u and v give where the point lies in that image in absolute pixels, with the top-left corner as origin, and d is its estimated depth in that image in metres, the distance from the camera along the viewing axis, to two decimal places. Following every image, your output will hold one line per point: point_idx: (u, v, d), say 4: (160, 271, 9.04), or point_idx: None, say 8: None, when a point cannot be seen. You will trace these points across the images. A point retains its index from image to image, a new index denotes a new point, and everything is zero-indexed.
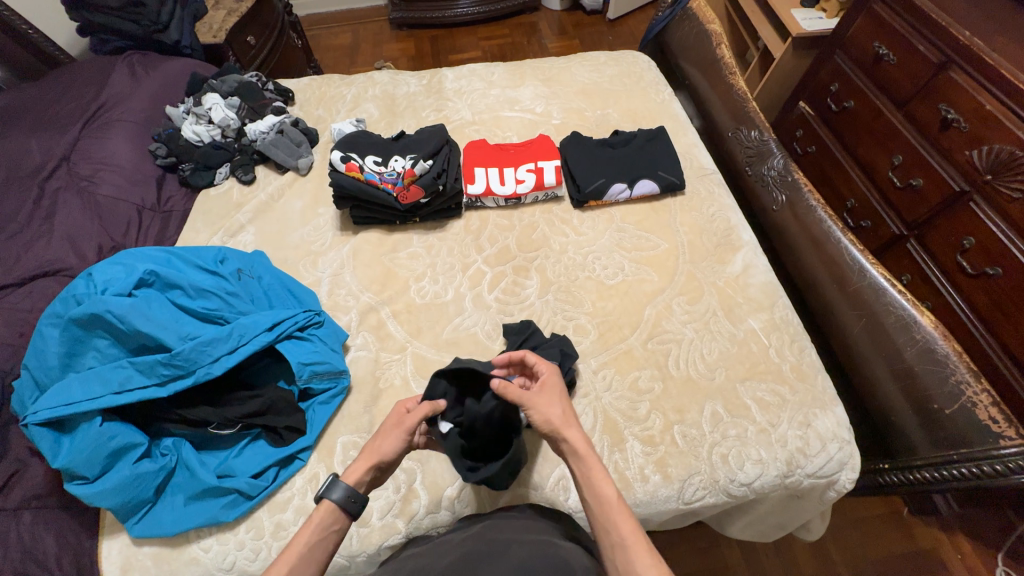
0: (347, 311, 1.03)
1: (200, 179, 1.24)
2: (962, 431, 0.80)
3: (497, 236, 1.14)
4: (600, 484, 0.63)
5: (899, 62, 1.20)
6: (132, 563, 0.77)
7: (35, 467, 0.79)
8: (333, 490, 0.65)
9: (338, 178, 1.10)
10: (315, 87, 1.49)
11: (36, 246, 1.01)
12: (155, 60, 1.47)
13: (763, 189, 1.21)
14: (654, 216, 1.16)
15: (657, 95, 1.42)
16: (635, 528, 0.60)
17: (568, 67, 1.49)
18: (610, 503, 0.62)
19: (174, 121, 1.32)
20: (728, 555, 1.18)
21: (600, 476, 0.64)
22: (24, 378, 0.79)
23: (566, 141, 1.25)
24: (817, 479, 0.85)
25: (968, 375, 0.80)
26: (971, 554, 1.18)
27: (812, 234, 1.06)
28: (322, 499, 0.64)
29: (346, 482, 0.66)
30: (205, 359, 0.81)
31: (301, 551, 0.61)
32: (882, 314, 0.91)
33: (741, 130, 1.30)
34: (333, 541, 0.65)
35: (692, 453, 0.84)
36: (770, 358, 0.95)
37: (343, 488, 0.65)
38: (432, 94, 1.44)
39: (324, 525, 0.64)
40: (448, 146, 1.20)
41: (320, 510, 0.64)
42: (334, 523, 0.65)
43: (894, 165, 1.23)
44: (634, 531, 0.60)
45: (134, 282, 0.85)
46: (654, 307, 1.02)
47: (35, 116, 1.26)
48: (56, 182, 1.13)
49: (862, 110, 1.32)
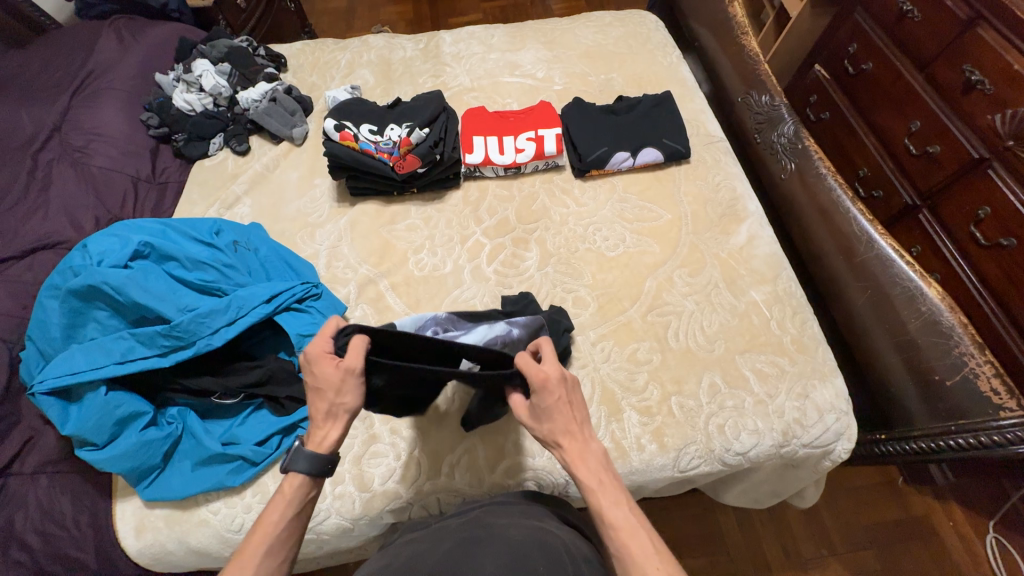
0: (346, 283, 1.03)
1: (194, 150, 1.22)
2: (961, 403, 0.79)
3: (497, 207, 1.12)
4: (594, 497, 0.62)
5: (924, 19, 1.12)
6: (145, 524, 0.80)
7: (48, 434, 0.82)
8: (297, 460, 0.64)
9: (333, 147, 1.07)
10: (308, 52, 1.43)
11: (33, 219, 1.02)
12: (142, 24, 1.42)
13: (772, 156, 1.17)
14: (657, 185, 1.13)
15: (665, 57, 1.36)
16: (636, 536, 0.58)
17: (571, 29, 1.42)
18: (604, 512, 0.61)
19: (165, 89, 1.29)
20: (722, 521, 1.22)
21: (595, 487, 0.62)
22: (30, 348, 0.81)
23: (568, 108, 1.20)
24: (812, 449, 0.86)
25: (972, 347, 0.79)
26: (962, 522, 1.20)
27: (820, 204, 1.03)
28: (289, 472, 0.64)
29: (308, 453, 0.65)
30: (205, 330, 0.82)
31: (270, 528, 0.61)
32: (888, 286, 0.89)
33: (752, 95, 1.24)
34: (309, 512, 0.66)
35: (688, 423, 0.85)
36: (771, 331, 0.94)
37: (307, 457, 0.64)
38: (430, 58, 1.38)
39: (297, 502, 0.64)
40: (445, 114, 1.16)
41: (289, 484, 0.64)
42: (312, 491, 0.66)
43: (911, 132, 1.17)
44: (633, 540, 0.58)
45: (129, 253, 0.84)
46: (655, 278, 1.00)
47: (25, 84, 1.24)
48: (49, 153, 1.12)
49: (880, 73, 1.25)
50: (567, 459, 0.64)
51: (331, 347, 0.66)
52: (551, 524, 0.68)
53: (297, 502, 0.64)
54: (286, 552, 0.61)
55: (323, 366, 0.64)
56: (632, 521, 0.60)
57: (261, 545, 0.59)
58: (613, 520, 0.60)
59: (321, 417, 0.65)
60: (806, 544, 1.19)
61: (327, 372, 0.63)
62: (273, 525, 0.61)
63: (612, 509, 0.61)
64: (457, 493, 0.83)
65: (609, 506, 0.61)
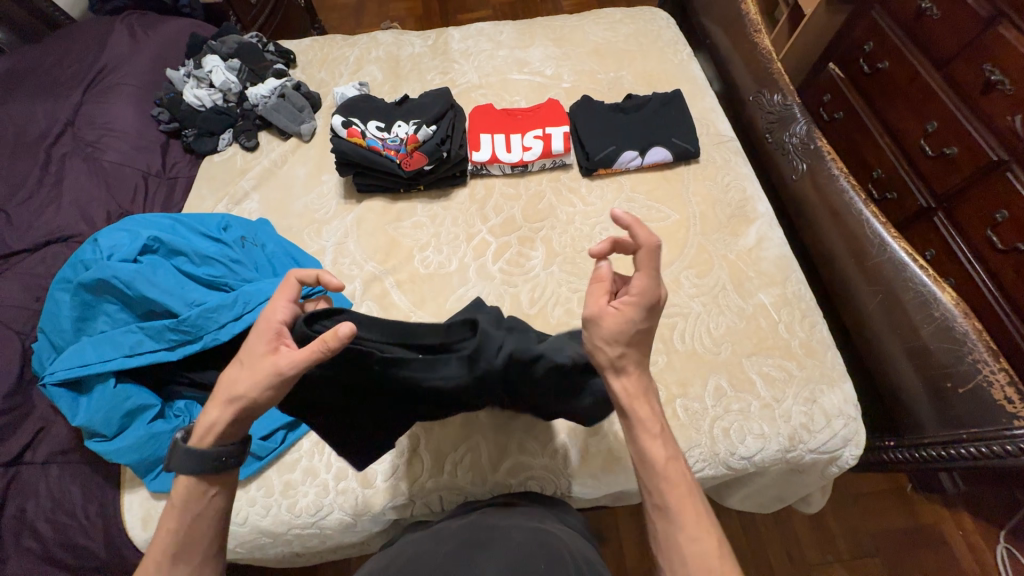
0: (351, 280, 1.03)
1: (203, 146, 1.23)
2: (974, 411, 0.77)
3: (503, 206, 1.12)
4: (652, 448, 0.61)
5: (943, 17, 1.10)
6: (152, 515, 0.81)
7: (59, 425, 0.84)
8: (173, 461, 0.58)
9: (340, 144, 1.08)
10: (317, 48, 1.43)
11: (46, 213, 1.03)
12: (153, 19, 1.43)
13: (783, 156, 1.15)
14: (665, 185, 1.12)
15: (676, 55, 1.34)
16: (688, 500, 0.59)
17: (581, 25, 1.41)
18: (660, 466, 0.60)
19: (175, 85, 1.29)
20: (726, 525, 1.21)
21: (653, 432, 0.61)
22: (41, 341, 0.82)
23: (576, 106, 1.19)
24: (819, 455, 0.85)
25: (986, 354, 0.77)
26: (972, 531, 1.18)
27: (832, 206, 1.01)
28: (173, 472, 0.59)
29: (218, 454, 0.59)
30: (212, 325, 0.83)
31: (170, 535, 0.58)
32: (900, 291, 0.87)
33: (763, 94, 1.22)
34: (221, 502, 0.62)
35: (693, 426, 0.84)
36: (779, 334, 0.92)
37: (184, 458, 0.58)
38: (438, 55, 1.38)
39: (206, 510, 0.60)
40: (452, 111, 1.16)
41: (182, 488, 0.60)
42: (210, 487, 0.60)
43: (927, 133, 1.15)
44: (683, 500, 0.59)
45: (138, 248, 0.86)
46: (662, 280, 0.99)
47: (39, 79, 1.26)
48: (62, 148, 1.13)
49: (896, 72, 1.23)
50: (627, 403, 0.62)
51: (286, 318, 0.62)
52: (552, 527, 0.68)
53: (194, 503, 0.60)
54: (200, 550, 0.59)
55: (258, 339, 0.60)
56: (682, 483, 0.60)
57: (171, 542, 0.58)
58: (667, 475, 0.60)
59: (220, 402, 0.60)
60: (811, 550, 1.18)
61: (258, 348, 0.60)
62: (168, 536, 0.58)
63: (670, 463, 0.60)
64: (459, 491, 0.83)
65: (665, 460, 0.60)
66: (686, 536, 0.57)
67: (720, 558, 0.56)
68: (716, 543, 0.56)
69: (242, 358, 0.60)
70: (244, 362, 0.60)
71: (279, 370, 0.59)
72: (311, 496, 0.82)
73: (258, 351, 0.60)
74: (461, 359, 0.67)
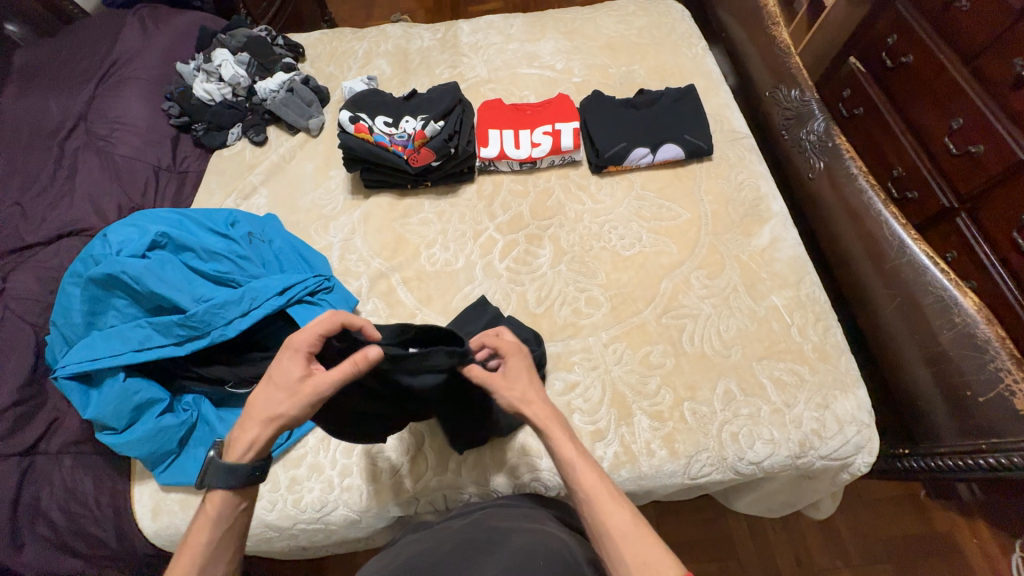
0: (358, 277, 1.03)
1: (214, 140, 1.23)
2: (992, 421, 0.75)
3: (511, 203, 1.10)
4: (562, 450, 0.62)
5: (972, 9, 1.05)
6: (161, 508, 0.82)
7: (72, 416, 0.85)
8: (213, 475, 0.59)
9: (348, 140, 1.07)
10: (326, 42, 1.42)
11: (60, 206, 1.05)
12: (164, 13, 1.43)
13: (799, 154, 1.12)
14: (677, 183, 1.10)
15: (690, 49, 1.30)
16: (598, 482, 0.58)
17: (593, 18, 1.38)
18: (569, 461, 0.61)
19: (185, 79, 1.30)
20: (733, 527, 1.20)
21: (562, 440, 0.62)
22: (55, 333, 0.84)
23: (587, 101, 1.17)
24: (830, 462, 0.83)
25: (1009, 362, 0.74)
26: (988, 539, 1.16)
27: (850, 205, 0.98)
28: (207, 487, 0.59)
29: (229, 462, 0.60)
30: (219, 321, 0.83)
31: (200, 548, 0.57)
32: (920, 294, 0.85)
33: (780, 89, 1.19)
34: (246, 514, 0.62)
35: (700, 430, 0.83)
36: (792, 337, 0.90)
37: (223, 471, 0.59)
38: (447, 49, 1.36)
39: (225, 512, 0.60)
40: (460, 106, 1.15)
41: (213, 499, 0.60)
42: (239, 499, 0.61)
43: (952, 129, 1.11)
44: (595, 482, 0.58)
45: (147, 244, 0.86)
46: (671, 280, 0.98)
47: (53, 73, 1.27)
48: (75, 142, 1.15)
49: (920, 66, 1.18)
50: (537, 420, 0.65)
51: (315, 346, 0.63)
52: (554, 530, 0.66)
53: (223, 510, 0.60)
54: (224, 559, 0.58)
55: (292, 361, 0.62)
56: (594, 469, 0.60)
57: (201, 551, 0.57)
58: (580, 469, 0.60)
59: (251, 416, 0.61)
60: (820, 555, 1.16)
61: (295, 376, 0.61)
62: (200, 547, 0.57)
63: (580, 460, 0.60)
64: (463, 490, 0.83)
65: (577, 457, 0.61)
66: (602, 515, 0.55)
67: (637, 526, 0.54)
68: (631, 516, 0.55)
69: (275, 380, 0.61)
70: (282, 384, 0.61)
71: (305, 389, 0.60)
72: (316, 491, 0.82)
73: (287, 368, 0.61)
74: (450, 351, 0.65)
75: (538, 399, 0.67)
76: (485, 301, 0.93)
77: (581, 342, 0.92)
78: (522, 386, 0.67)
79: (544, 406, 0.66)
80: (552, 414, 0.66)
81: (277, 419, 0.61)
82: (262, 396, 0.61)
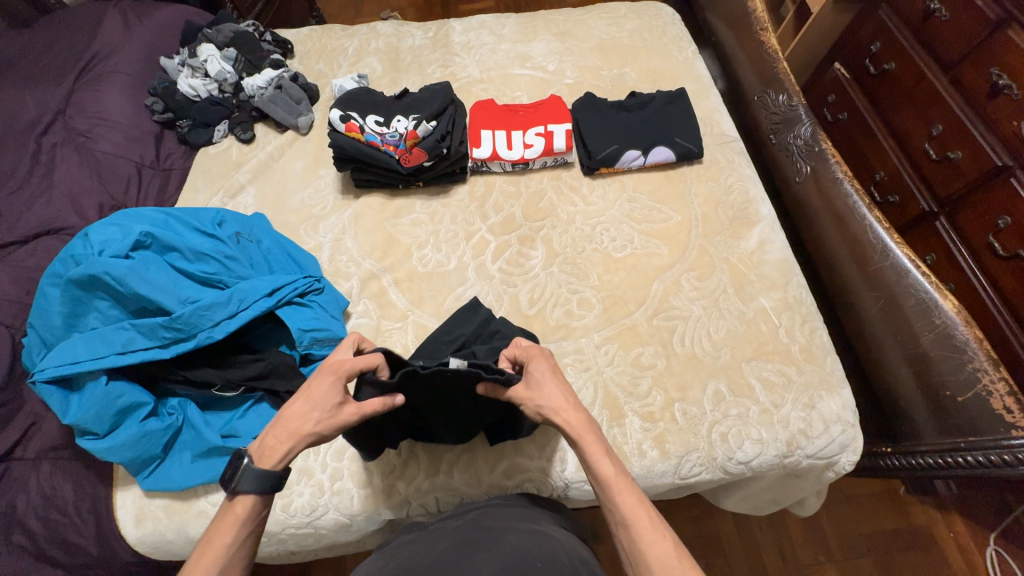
0: (349, 277, 1.02)
1: (199, 137, 1.20)
2: (971, 419, 0.77)
3: (503, 204, 1.10)
4: (600, 467, 0.64)
5: (952, 19, 1.08)
6: (145, 513, 0.80)
7: (51, 421, 0.83)
8: (243, 480, 0.60)
9: (338, 139, 1.05)
10: (315, 38, 1.40)
11: (37, 205, 1.02)
12: (147, 5, 1.39)
13: (787, 158, 1.14)
14: (667, 185, 1.11)
15: (680, 52, 1.32)
16: (640, 507, 0.60)
17: (585, 20, 1.38)
18: (612, 483, 0.62)
19: (170, 74, 1.26)
20: (720, 523, 1.21)
21: (600, 456, 0.64)
22: (32, 335, 0.81)
23: (580, 103, 1.17)
24: (816, 460, 0.85)
25: (987, 363, 0.77)
26: (963, 533, 1.19)
27: (835, 209, 1.00)
28: (237, 492, 0.60)
29: (260, 468, 0.61)
30: (206, 323, 0.81)
31: (222, 550, 0.57)
32: (902, 296, 0.87)
33: (769, 94, 1.21)
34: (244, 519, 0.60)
35: (691, 431, 0.84)
36: (779, 339, 0.92)
37: (255, 477, 0.60)
38: (439, 48, 1.35)
39: (253, 514, 0.60)
40: (452, 106, 1.14)
41: (242, 502, 0.60)
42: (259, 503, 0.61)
43: (932, 135, 1.14)
44: (638, 507, 0.61)
45: (130, 243, 0.84)
46: (662, 282, 0.98)
47: (29, 65, 1.23)
48: (53, 137, 1.11)
49: (902, 73, 1.21)
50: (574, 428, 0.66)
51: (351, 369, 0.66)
52: (548, 530, 0.66)
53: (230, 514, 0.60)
54: (242, 563, 0.59)
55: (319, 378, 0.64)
56: (635, 493, 0.62)
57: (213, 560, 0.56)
58: (618, 490, 0.62)
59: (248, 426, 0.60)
60: (804, 550, 1.19)
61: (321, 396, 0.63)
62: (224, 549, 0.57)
63: (617, 480, 0.63)
64: (455, 492, 0.82)
65: (614, 476, 0.63)
66: (645, 543, 0.58)
67: (679, 557, 0.57)
68: (674, 547, 0.58)
69: (314, 401, 0.63)
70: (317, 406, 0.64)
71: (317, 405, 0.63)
72: (306, 496, 0.81)
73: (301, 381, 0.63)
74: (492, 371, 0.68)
75: (570, 407, 0.67)
76: (478, 302, 0.93)
77: (573, 343, 0.92)
78: (553, 395, 0.68)
79: (579, 413, 0.67)
80: (584, 423, 0.67)
81: (282, 427, 0.63)
82: (299, 412, 0.63)
